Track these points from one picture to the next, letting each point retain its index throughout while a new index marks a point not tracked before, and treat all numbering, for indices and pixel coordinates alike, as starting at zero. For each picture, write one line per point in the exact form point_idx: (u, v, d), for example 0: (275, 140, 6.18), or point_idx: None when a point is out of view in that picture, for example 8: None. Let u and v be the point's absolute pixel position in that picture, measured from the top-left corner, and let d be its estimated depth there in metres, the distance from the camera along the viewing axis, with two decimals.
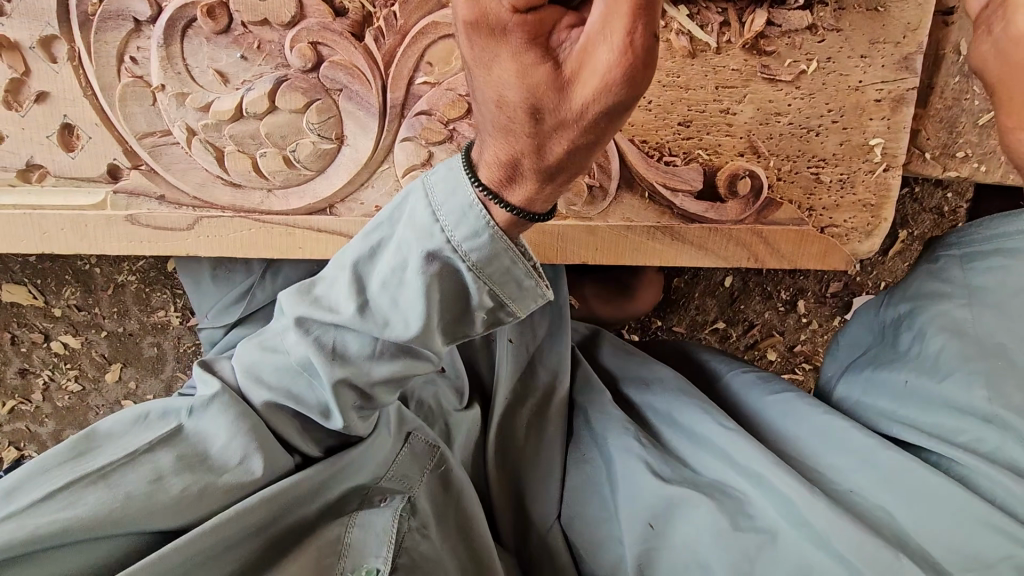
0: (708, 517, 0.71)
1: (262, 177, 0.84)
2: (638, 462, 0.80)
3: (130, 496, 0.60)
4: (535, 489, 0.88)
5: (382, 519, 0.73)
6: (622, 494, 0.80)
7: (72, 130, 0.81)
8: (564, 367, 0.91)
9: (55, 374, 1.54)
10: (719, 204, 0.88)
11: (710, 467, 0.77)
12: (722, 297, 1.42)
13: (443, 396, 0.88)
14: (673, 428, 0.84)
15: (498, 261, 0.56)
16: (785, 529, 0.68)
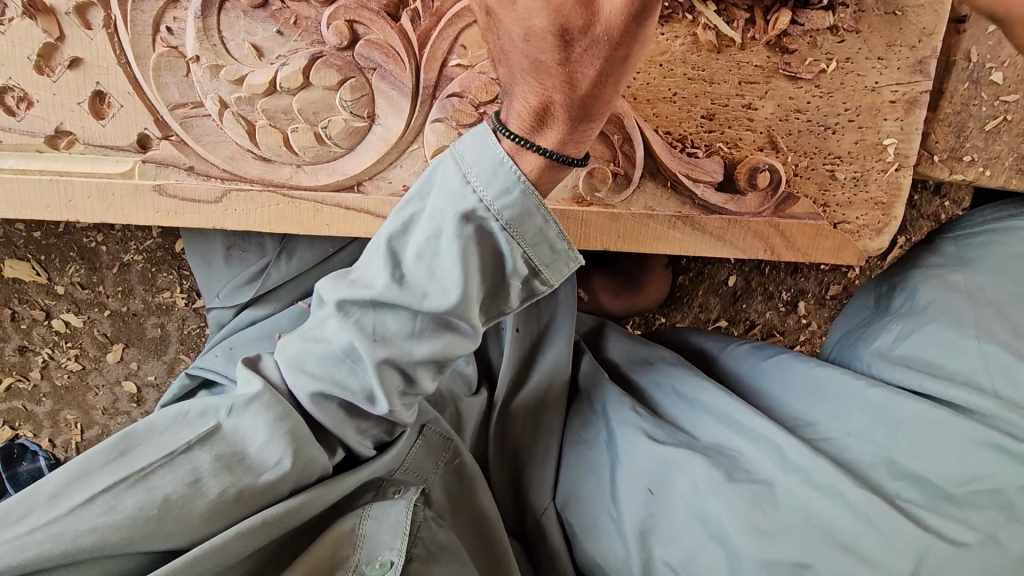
0: (704, 472, 0.72)
1: (292, 153, 0.85)
2: (640, 430, 0.81)
3: (167, 498, 0.59)
4: (538, 472, 0.87)
5: (394, 511, 0.72)
6: (623, 456, 0.80)
7: (103, 97, 0.81)
8: (566, 351, 0.92)
9: (55, 352, 1.52)
10: (739, 197, 0.90)
11: (710, 432, 0.79)
12: (726, 295, 1.45)
13: (456, 383, 0.88)
14: (675, 401, 0.86)
15: (531, 219, 0.57)
16: (783, 478, 0.69)
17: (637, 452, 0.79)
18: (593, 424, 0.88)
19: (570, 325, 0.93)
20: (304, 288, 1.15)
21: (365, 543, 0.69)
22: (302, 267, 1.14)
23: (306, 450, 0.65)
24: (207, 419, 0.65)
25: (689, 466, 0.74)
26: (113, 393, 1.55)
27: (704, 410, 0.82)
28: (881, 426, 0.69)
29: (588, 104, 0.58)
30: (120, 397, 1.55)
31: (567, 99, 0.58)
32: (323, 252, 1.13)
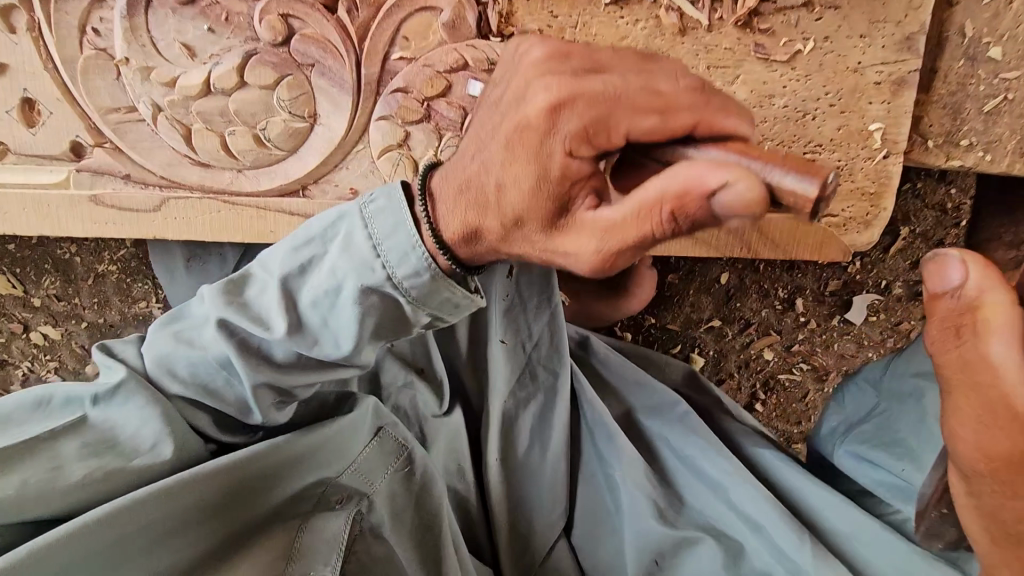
0: (706, 557, 0.90)
1: (231, 158, 0.81)
2: (655, 524, 0.93)
3: (26, 484, 0.62)
4: (538, 503, 1.02)
5: (333, 524, 0.74)
6: (627, 521, 0.96)
7: (32, 104, 0.78)
8: (561, 369, 1.00)
9: (35, 365, 1.50)
10: None
11: (706, 504, 0.95)
12: (718, 294, 1.37)
13: (423, 396, 0.99)
14: (671, 450, 1.00)
15: (438, 294, 0.61)
16: (780, 573, 0.86)
17: (636, 540, 0.94)
18: (602, 464, 1.01)
19: (566, 357, 1.00)
20: None
21: (299, 551, 0.71)
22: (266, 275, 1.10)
23: (180, 438, 0.66)
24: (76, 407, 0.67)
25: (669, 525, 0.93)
26: None
27: (672, 447, 0.99)
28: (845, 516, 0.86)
29: (571, 182, 0.53)
30: None
31: (522, 175, 0.54)
32: None
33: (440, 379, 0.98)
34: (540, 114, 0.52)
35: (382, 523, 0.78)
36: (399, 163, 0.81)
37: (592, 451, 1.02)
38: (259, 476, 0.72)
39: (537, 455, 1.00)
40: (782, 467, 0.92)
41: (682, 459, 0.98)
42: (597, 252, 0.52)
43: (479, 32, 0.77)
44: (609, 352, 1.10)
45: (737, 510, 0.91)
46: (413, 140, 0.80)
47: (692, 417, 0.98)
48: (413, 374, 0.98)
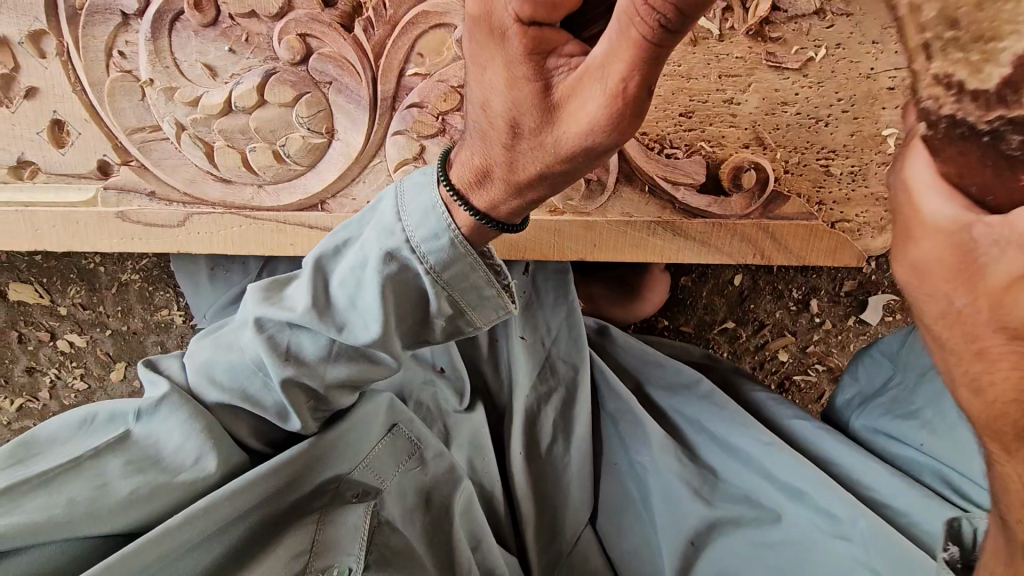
0: (747, 533, 0.91)
1: (252, 173, 0.83)
2: (692, 504, 0.94)
3: (73, 500, 0.63)
4: (567, 494, 1.03)
5: (351, 516, 0.76)
6: (662, 502, 0.97)
7: (61, 126, 0.81)
8: (581, 362, 1.07)
9: (61, 372, 1.55)
10: (724, 198, 0.84)
11: (743, 478, 0.95)
12: (732, 296, 1.37)
13: (444, 395, 1.08)
14: (698, 430, 1.02)
15: (457, 266, 0.60)
16: (825, 539, 0.86)
17: (674, 512, 0.96)
18: (636, 451, 1.03)
19: (584, 349, 1.08)
20: None
21: (319, 546, 0.73)
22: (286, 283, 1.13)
23: (224, 451, 0.69)
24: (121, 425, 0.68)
25: (706, 500, 0.95)
26: None
27: (700, 425, 1.01)
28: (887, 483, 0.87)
29: (545, 52, 0.51)
30: None
31: (496, 75, 0.54)
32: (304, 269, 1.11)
33: (460, 379, 1.08)
34: (477, 5, 0.53)
35: (394, 519, 0.81)
36: None
37: (615, 437, 1.06)
38: (290, 476, 0.74)
39: (560, 451, 1.04)
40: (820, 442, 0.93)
41: (711, 438, 1.00)
42: (603, 95, 0.48)
43: None
44: (634, 344, 1.12)
45: (772, 481, 0.92)
46: (428, 153, 0.82)
47: (715, 393, 1.02)
48: (434, 375, 1.08)
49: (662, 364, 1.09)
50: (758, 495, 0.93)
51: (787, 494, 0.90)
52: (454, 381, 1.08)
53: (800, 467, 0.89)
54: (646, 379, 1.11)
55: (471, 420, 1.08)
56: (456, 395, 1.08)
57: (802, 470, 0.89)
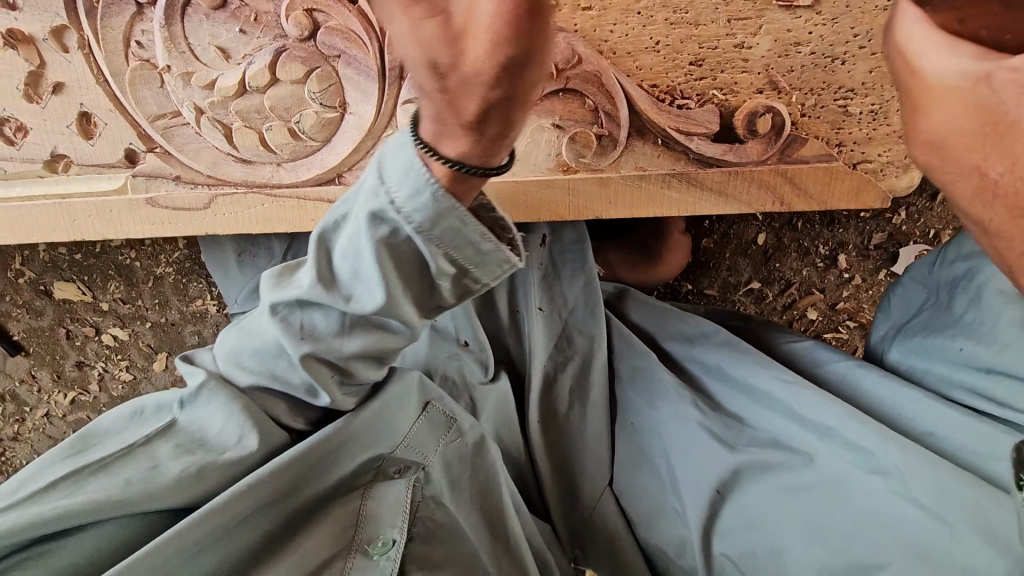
0: (773, 481, 0.87)
1: (270, 152, 0.85)
2: (713, 446, 0.92)
3: (129, 481, 0.65)
4: (591, 458, 1.06)
5: (395, 492, 0.77)
6: (679, 460, 0.95)
7: (89, 118, 0.84)
8: (597, 330, 1.08)
9: (108, 365, 1.62)
10: (739, 145, 0.83)
11: (772, 425, 0.91)
12: (756, 256, 1.35)
13: (465, 366, 1.10)
14: (725, 384, 1.00)
15: (446, 221, 0.56)
16: (860, 481, 0.80)
17: (694, 461, 0.93)
18: (655, 404, 1.02)
19: (600, 317, 1.10)
20: None
21: (366, 517, 0.76)
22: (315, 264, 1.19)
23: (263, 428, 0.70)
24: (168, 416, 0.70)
25: (730, 446, 0.92)
26: None
27: (724, 376, 1.00)
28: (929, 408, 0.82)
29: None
30: None
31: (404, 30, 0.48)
32: None
33: (483, 351, 1.11)
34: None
35: (441, 490, 0.82)
36: None
37: (636, 395, 1.06)
38: (331, 450, 0.74)
39: (581, 415, 1.08)
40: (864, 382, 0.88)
41: (734, 387, 0.99)
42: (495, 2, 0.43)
43: None
44: (650, 303, 1.16)
45: (804, 424, 0.88)
46: None
47: (734, 342, 1.01)
48: (461, 350, 1.11)
49: (686, 317, 1.09)
50: (788, 440, 0.89)
51: (818, 438, 0.86)
52: (479, 357, 1.11)
53: (833, 410, 0.85)
54: (666, 338, 1.10)
55: (496, 390, 1.11)
56: (481, 368, 1.11)
57: (838, 413, 0.84)
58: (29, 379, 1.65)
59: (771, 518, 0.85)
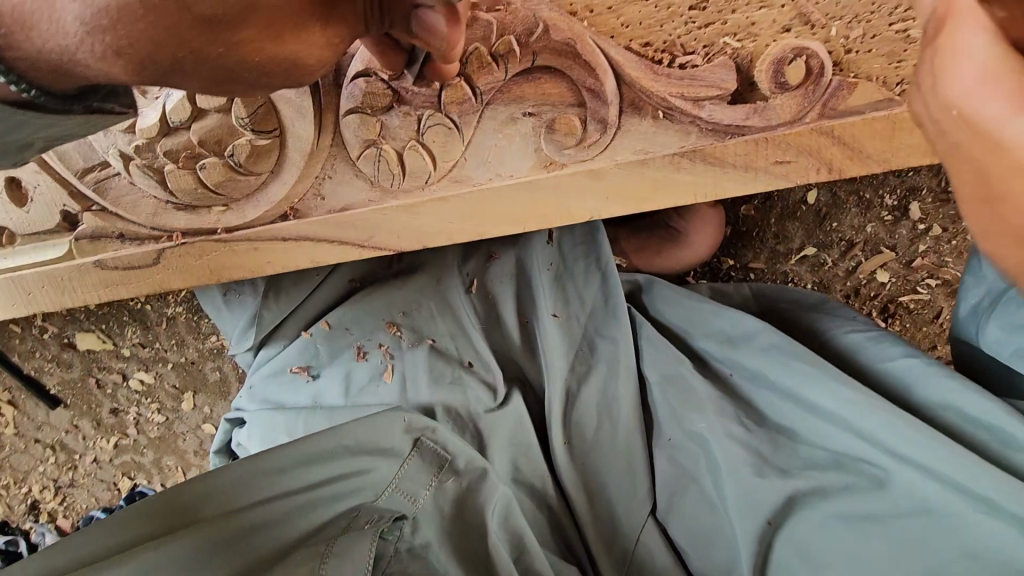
0: (849, 500, 0.74)
1: (212, 193, 0.74)
2: (763, 476, 0.79)
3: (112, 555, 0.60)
4: (621, 492, 0.88)
5: (359, 546, 0.68)
6: (732, 488, 0.80)
7: (18, 183, 0.76)
8: (623, 334, 0.95)
9: (141, 409, 1.62)
10: (764, 105, 0.64)
11: (843, 442, 0.76)
12: (808, 217, 1.21)
13: (476, 396, 0.97)
14: (781, 396, 0.83)
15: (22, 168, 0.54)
16: (896, 472, 0.72)
17: (746, 491, 0.78)
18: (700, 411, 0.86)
19: (620, 318, 0.97)
20: (311, 315, 1.14)
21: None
22: (310, 292, 1.15)
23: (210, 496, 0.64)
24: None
25: (772, 466, 0.79)
26: (197, 437, 1.63)
27: (763, 382, 0.86)
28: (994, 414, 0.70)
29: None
30: (205, 439, 1.62)
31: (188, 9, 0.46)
32: (311, 283, 1.15)
33: (491, 372, 1.00)
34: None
35: (431, 539, 0.77)
36: (381, 160, 0.71)
37: (669, 412, 0.89)
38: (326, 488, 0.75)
39: (601, 430, 0.91)
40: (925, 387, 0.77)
41: (786, 396, 0.83)
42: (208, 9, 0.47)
43: None
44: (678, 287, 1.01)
45: (863, 437, 0.75)
46: (389, 129, 0.69)
47: (768, 337, 0.87)
48: (462, 370, 1.00)
49: (719, 313, 0.93)
50: (848, 453, 0.76)
51: (885, 450, 0.73)
52: (487, 382, 0.99)
53: (900, 423, 0.72)
54: (696, 348, 0.96)
55: (508, 413, 0.96)
56: (488, 392, 0.98)
57: (889, 418, 0.73)
58: (72, 429, 1.66)
59: (835, 553, 0.72)
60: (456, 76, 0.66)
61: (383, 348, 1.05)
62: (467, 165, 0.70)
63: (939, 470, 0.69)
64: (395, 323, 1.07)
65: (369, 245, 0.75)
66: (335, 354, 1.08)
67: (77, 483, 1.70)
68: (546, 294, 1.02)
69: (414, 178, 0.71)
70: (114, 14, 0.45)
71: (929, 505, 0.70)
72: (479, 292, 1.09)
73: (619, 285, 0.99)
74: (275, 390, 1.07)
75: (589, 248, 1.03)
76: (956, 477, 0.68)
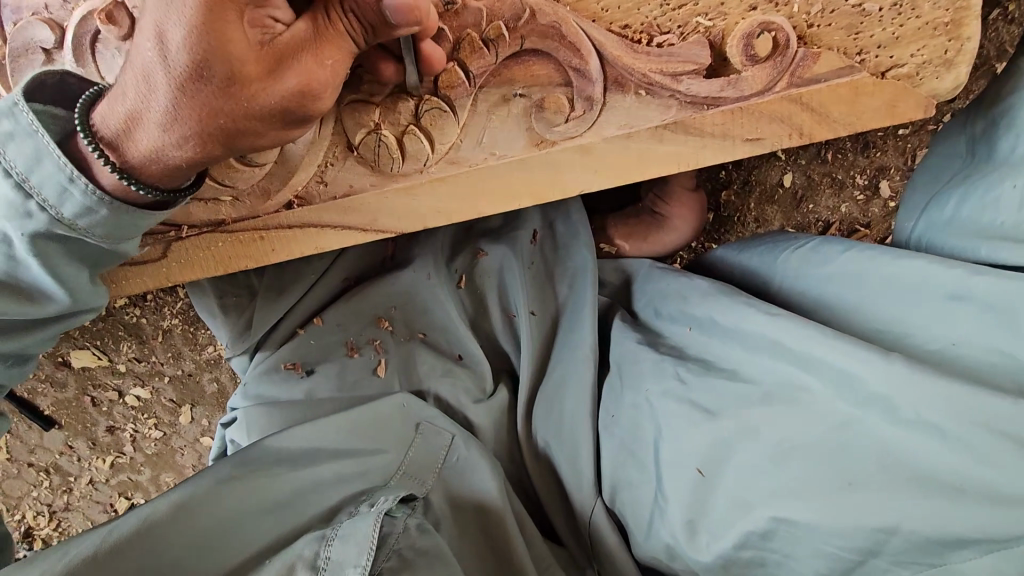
0: (785, 425, 0.68)
1: (218, 185, 0.76)
2: (692, 414, 0.75)
3: (177, 511, 0.75)
4: (570, 472, 0.91)
5: (361, 527, 0.74)
6: (666, 441, 0.77)
7: None
8: (584, 319, 1.01)
9: (138, 425, 1.61)
10: (737, 78, 0.69)
11: (767, 368, 0.73)
12: (785, 200, 1.27)
13: (461, 386, 1.03)
14: (717, 332, 0.82)
15: (116, 224, 0.61)
16: (825, 391, 0.67)
17: (680, 445, 0.75)
18: (641, 372, 0.86)
19: (589, 305, 1.02)
20: (308, 312, 1.16)
21: (328, 565, 0.71)
22: (306, 289, 1.16)
23: (259, 487, 0.80)
24: (45, 166, 0.57)
25: (698, 410, 0.75)
26: (195, 450, 1.62)
27: (705, 327, 0.84)
28: (936, 301, 0.67)
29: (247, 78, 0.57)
30: (204, 452, 1.62)
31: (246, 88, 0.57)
32: (308, 281, 1.17)
33: (477, 364, 1.05)
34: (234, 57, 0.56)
35: (442, 517, 0.87)
36: (381, 145, 0.74)
37: (618, 382, 0.89)
38: (330, 477, 0.85)
39: (562, 409, 0.94)
40: (864, 291, 0.75)
41: (724, 334, 0.81)
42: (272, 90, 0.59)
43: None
44: (666, 267, 1.05)
45: (789, 357, 0.71)
46: (389, 116, 0.73)
47: (716, 288, 0.88)
48: (453, 365, 1.06)
49: (681, 279, 0.96)
50: (778, 382, 0.71)
51: (811, 367, 0.69)
52: (475, 377, 1.04)
53: (824, 334, 0.69)
54: (658, 315, 0.95)
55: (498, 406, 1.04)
56: (477, 384, 1.04)
57: (808, 332, 0.70)
58: (66, 450, 1.64)
59: (767, 494, 0.66)
60: (451, 61, 0.70)
61: (375, 344, 1.09)
62: (463, 147, 0.74)
63: (865, 383, 0.64)
64: (386, 318, 1.11)
65: (370, 228, 0.79)
66: (327, 351, 1.10)
67: (73, 506, 1.68)
68: (525, 289, 1.07)
69: (412, 160, 0.75)
70: (193, 109, 0.57)
71: (851, 420, 0.65)
72: (468, 288, 1.13)
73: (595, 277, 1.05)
74: (270, 387, 1.08)
75: (569, 244, 1.10)
76: (870, 383, 0.64)
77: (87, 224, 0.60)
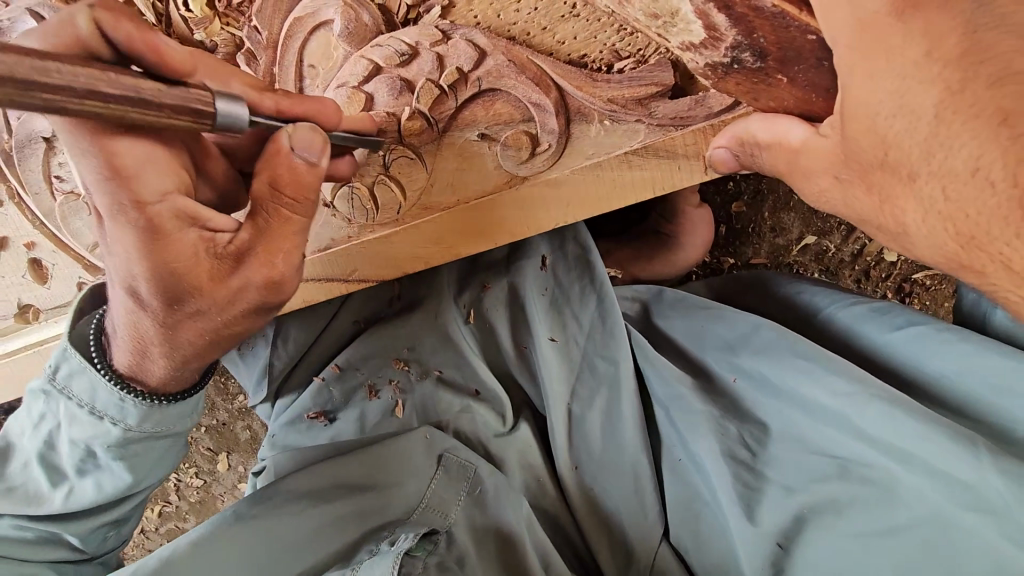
0: (865, 507, 0.75)
1: None
2: (773, 487, 0.82)
3: (192, 547, 0.76)
4: (626, 512, 0.92)
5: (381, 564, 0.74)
6: (735, 509, 0.82)
7: (39, 262, 0.85)
8: (621, 354, 0.99)
9: (180, 474, 1.68)
10: (704, 95, 0.66)
11: (840, 442, 0.78)
12: (802, 206, 1.20)
13: (489, 421, 1.03)
14: (779, 395, 0.87)
15: (150, 419, 0.71)
16: (904, 475, 0.73)
17: (756, 509, 0.81)
18: (699, 424, 0.89)
19: (620, 341, 0.99)
20: (322, 357, 1.18)
21: None
22: (320, 335, 1.19)
23: (276, 530, 0.81)
24: (103, 395, 0.70)
25: (777, 484, 0.81)
26: (235, 497, 1.67)
27: (759, 381, 0.89)
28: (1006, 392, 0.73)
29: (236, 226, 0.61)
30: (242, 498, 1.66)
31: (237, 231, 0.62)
32: (316, 327, 1.19)
33: (499, 400, 1.05)
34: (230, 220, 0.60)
35: (466, 552, 0.84)
36: (354, 197, 0.75)
37: (672, 432, 0.93)
38: (348, 518, 0.85)
39: (613, 451, 0.95)
40: (930, 358, 0.81)
41: (783, 398, 0.86)
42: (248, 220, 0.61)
43: (382, 27, 0.69)
44: (690, 300, 1.05)
45: (869, 438, 0.76)
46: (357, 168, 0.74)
47: (774, 340, 0.90)
48: (470, 399, 1.05)
49: (719, 318, 0.99)
50: (853, 459, 0.77)
51: (886, 448, 0.75)
52: (497, 407, 1.05)
53: (894, 413, 0.75)
54: (704, 351, 0.98)
55: (514, 441, 1.03)
56: (497, 417, 1.04)
57: (890, 417, 0.75)
58: None
59: (842, 563, 0.74)
60: (412, 109, 0.70)
61: (393, 385, 1.07)
62: (434, 190, 0.74)
63: (947, 474, 0.70)
64: (400, 358, 1.09)
65: (355, 276, 0.80)
66: (348, 395, 1.09)
67: (127, 555, 1.75)
68: (543, 317, 1.05)
69: (386, 210, 0.76)
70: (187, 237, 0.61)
71: (939, 513, 0.70)
72: (477, 322, 1.11)
73: (617, 305, 1.01)
74: (290, 435, 1.08)
75: (583, 271, 1.06)
76: (957, 475, 0.69)
77: (110, 404, 0.70)
